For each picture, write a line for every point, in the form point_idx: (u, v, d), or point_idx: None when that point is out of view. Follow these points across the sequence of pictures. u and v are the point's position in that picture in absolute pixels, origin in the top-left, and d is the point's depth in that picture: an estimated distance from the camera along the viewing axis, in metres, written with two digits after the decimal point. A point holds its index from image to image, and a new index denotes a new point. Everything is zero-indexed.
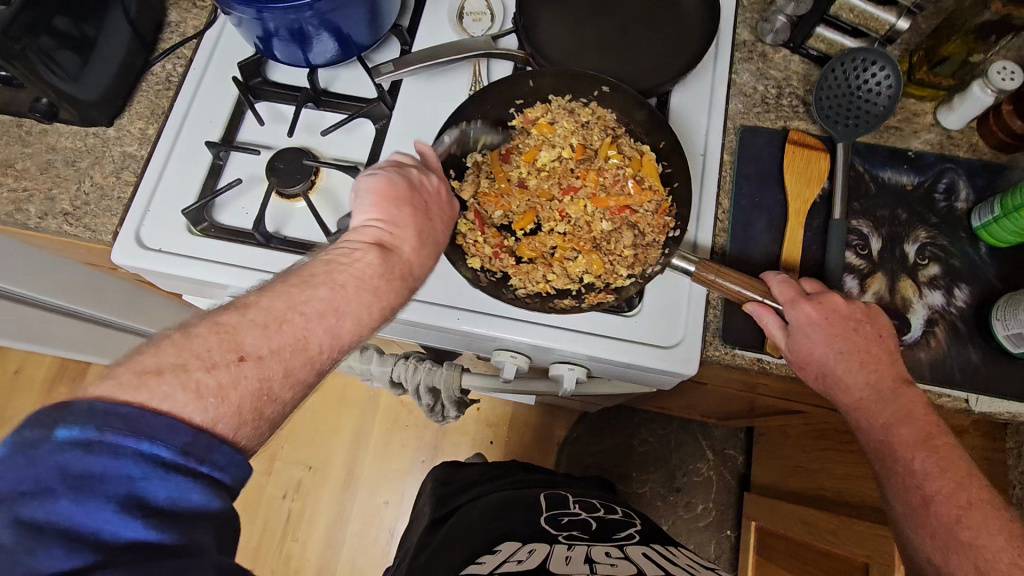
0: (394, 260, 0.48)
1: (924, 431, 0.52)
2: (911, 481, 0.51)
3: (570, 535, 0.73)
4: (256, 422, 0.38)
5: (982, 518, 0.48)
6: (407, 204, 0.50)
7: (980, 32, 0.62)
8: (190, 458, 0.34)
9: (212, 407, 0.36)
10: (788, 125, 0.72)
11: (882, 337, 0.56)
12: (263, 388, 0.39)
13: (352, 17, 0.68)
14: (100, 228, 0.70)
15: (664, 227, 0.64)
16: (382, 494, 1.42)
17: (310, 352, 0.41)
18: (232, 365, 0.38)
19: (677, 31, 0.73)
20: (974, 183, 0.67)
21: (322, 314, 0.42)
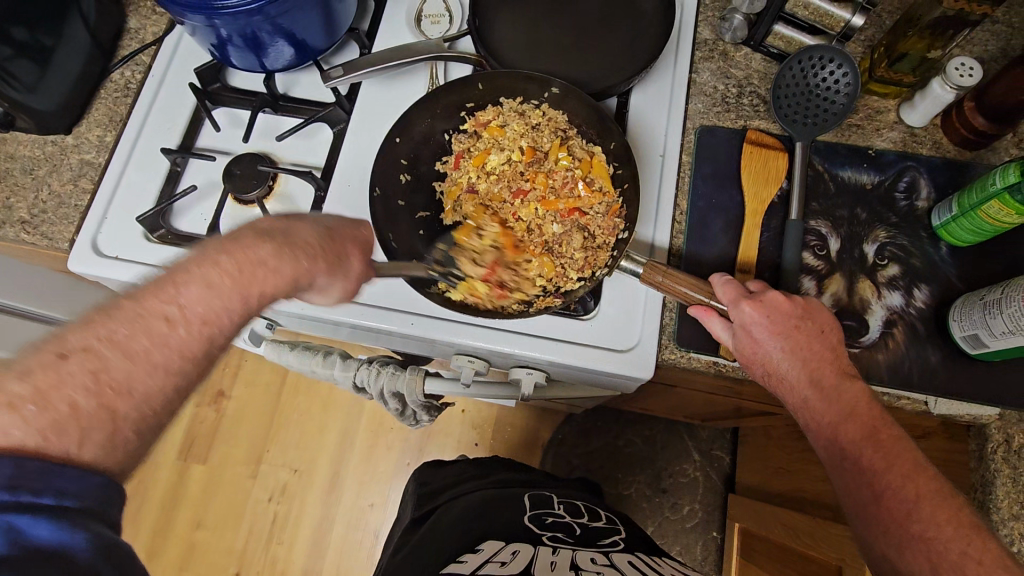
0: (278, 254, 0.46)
1: (868, 427, 0.51)
2: (860, 478, 0.51)
3: (555, 537, 0.72)
4: (111, 422, 0.37)
5: (931, 511, 0.47)
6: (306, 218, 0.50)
7: (935, 28, 0.61)
8: (19, 490, 0.31)
9: (34, 417, 0.34)
10: (748, 124, 0.71)
11: (824, 332, 0.54)
12: (104, 379, 0.37)
13: (304, 21, 0.68)
14: (56, 235, 0.70)
15: (614, 229, 0.63)
16: (368, 497, 1.42)
17: (152, 331, 0.39)
18: (55, 367, 0.36)
19: (635, 30, 0.72)
20: (935, 182, 0.66)
21: (158, 295, 0.40)
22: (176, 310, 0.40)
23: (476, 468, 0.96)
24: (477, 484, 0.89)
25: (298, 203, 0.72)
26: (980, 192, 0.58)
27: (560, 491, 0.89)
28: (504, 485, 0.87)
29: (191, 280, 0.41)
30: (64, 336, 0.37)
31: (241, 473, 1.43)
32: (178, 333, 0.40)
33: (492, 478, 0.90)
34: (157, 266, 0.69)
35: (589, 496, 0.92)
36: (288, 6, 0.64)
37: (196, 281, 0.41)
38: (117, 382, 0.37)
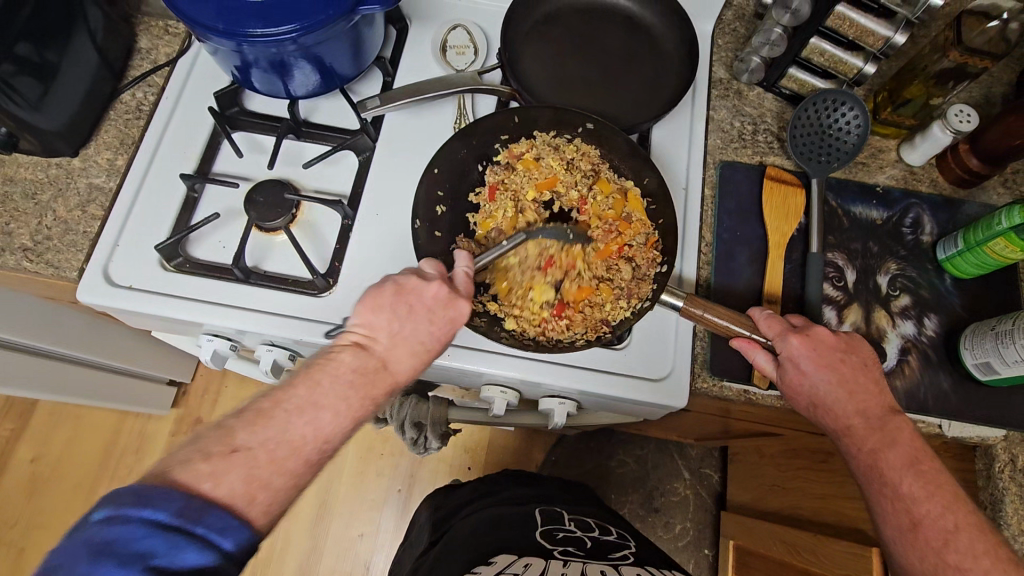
0: (369, 357, 0.51)
1: (911, 455, 0.54)
2: (899, 505, 0.53)
3: (565, 550, 0.68)
4: (250, 502, 0.42)
5: (968, 542, 0.50)
6: (386, 309, 0.53)
7: (939, 77, 0.67)
8: (186, 520, 0.38)
9: (207, 490, 0.40)
10: (765, 160, 0.74)
11: (867, 365, 0.59)
12: (253, 474, 0.42)
13: (335, 50, 0.67)
14: (63, 264, 0.66)
15: (652, 259, 0.66)
16: (358, 526, 1.34)
17: (293, 442, 0.45)
18: (226, 455, 0.42)
19: (657, 68, 0.75)
20: (937, 217, 0.71)
21: (300, 408, 0.46)
22: (312, 426, 0.46)
23: (487, 487, 0.93)
24: (489, 501, 0.86)
25: (323, 231, 0.70)
26: (985, 229, 0.62)
27: (574, 507, 0.84)
28: (514, 501, 0.84)
29: (328, 403, 0.48)
30: (233, 433, 0.44)
31: None
32: (309, 446, 0.46)
33: (501, 496, 0.87)
34: (175, 297, 0.66)
35: (614, 516, 0.86)
36: (324, 37, 0.63)
37: (331, 404, 0.48)
38: (261, 476, 0.43)
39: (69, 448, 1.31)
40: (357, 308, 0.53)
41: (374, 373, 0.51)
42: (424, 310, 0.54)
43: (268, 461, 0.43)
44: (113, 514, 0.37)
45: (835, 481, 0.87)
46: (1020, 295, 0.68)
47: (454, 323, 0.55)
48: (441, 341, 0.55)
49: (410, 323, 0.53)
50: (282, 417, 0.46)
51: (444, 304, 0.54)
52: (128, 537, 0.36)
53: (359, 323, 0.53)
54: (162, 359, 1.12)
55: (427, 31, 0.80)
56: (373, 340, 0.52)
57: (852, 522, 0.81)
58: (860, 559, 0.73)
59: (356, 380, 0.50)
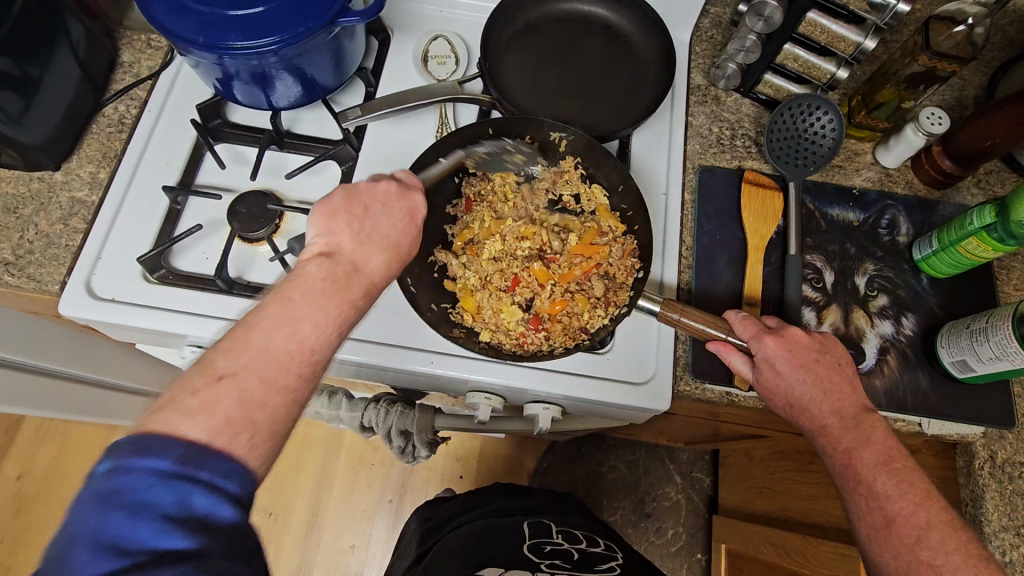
0: (337, 263, 0.47)
1: (884, 454, 0.55)
2: (873, 502, 0.54)
3: (552, 565, 0.68)
4: (251, 430, 0.37)
5: (940, 538, 0.51)
6: (342, 213, 0.49)
7: (910, 82, 0.68)
8: (187, 466, 0.34)
9: (205, 423, 0.36)
10: (743, 164, 0.75)
11: (841, 365, 0.59)
12: (250, 399, 0.38)
13: (317, 62, 0.68)
14: (45, 277, 0.66)
15: (630, 266, 0.67)
16: (349, 538, 1.33)
17: (278, 359, 0.40)
18: (212, 385, 0.38)
19: (635, 76, 0.76)
20: (912, 219, 0.72)
21: (277, 324, 0.41)
22: (294, 339, 0.42)
23: (475, 499, 0.93)
24: (476, 514, 0.86)
25: None
26: (959, 229, 0.64)
27: (563, 518, 0.84)
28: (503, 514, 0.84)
29: (304, 314, 0.43)
30: (213, 361, 0.39)
31: None
32: (297, 357, 0.41)
33: (491, 507, 0.87)
34: (159, 309, 0.66)
35: (604, 527, 0.86)
36: (305, 48, 0.64)
37: (308, 314, 0.43)
38: (256, 399, 0.39)
39: (56, 464, 1.30)
40: (310, 224, 0.49)
41: (347, 274, 0.47)
42: (378, 204, 0.52)
43: (259, 380, 0.39)
44: (115, 465, 0.33)
45: (820, 482, 0.88)
46: (995, 293, 0.69)
47: (413, 212, 0.55)
48: (409, 235, 0.54)
49: (367, 222, 0.51)
50: (261, 338, 0.41)
51: (398, 195, 0.54)
52: (131, 488, 0.32)
53: (317, 237, 0.49)
54: (147, 371, 1.11)
55: (409, 42, 0.81)
56: (337, 247, 0.49)
57: (838, 523, 0.82)
58: (848, 560, 0.74)
59: (328, 286, 0.45)
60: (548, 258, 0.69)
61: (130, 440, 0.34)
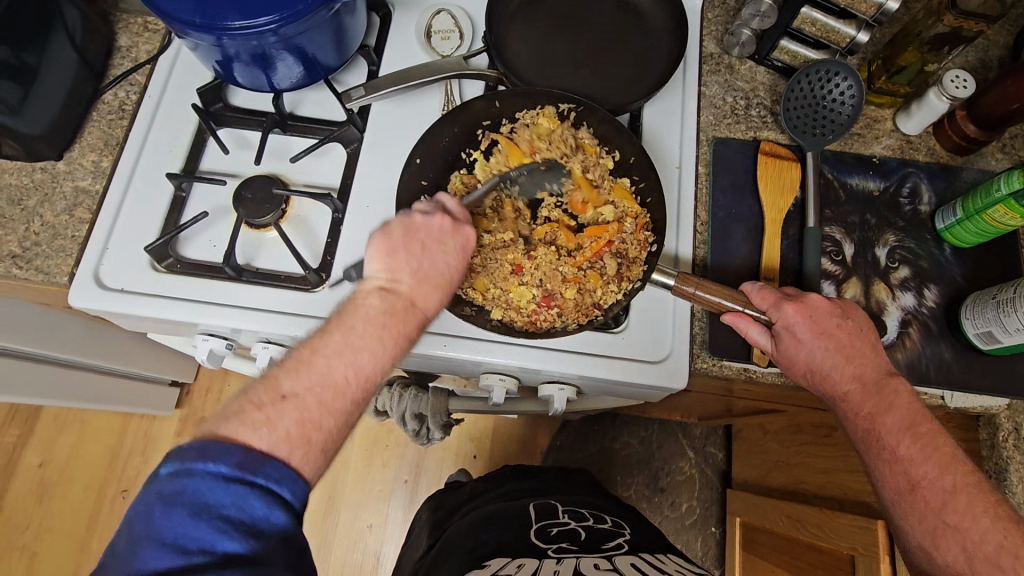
0: (394, 300, 0.52)
1: (908, 419, 0.54)
2: (897, 467, 0.53)
3: (558, 547, 0.68)
4: (307, 446, 0.43)
5: (967, 502, 0.50)
6: (403, 251, 0.53)
7: (934, 43, 0.66)
8: (245, 471, 0.40)
9: (267, 434, 0.42)
10: (758, 135, 0.73)
11: (863, 330, 0.58)
12: (306, 418, 0.44)
13: (317, 40, 0.66)
14: (53, 269, 0.66)
15: (642, 242, 0.65)
16: (365, 518, 1.35)
17: (337, 385, 0.46)
18: (274, 404, 0.44)
19: (646, 46, 0.73)
20: (935, 186, 0.70)
21: (338, 352, 0.47)
22: (352, 365, 0.47)
23: (489, 482, 0.94)
24: (489, 497, 0.87)
25: (314, 226, 0.69)
26: (984, 197, 0.62)
27: (570, 497, 0.84)
28: (512, 497, 0.84)
29: (360, 350, 0.48)
30: (278, 381, 0.45)
31: None
32: (350, 385, 0.47)
33: (504, 491, 0.87)
34: (168, 298, 0.65)
35: (616, 507, 0.86)
36: (305, 27, 0.62)
37: (366, 345, 0.48)
38: (311, 418, 0.44)
39: (75, 451, 1.31)
40: (371, 257, 0.53)
41: (404, 310, 0.52)
42: (436, 241, 0.55)
43: (317, 403, 0.45)
44: (178, 469, 0.39)
45: (833, 456, 0.87)
46: (1021, 261, 0.67)
47: (466, 247, 0.57)
48: (462, 270, 0.57)
49: (428, 258, 0.54)
50: (324, 363, 0.46)
51: (451, 232, 0.56)
52: (194, 490, 0.38)
53: (379, 271, 0.53)
54: (160, 360, 1.11)
55: (411, 18, 0.78)
56: (397, 284, 0.52)
57: (854, 496, 0.81)
58: (867, 531, 0.73)
59: (384, 318, 0.50)
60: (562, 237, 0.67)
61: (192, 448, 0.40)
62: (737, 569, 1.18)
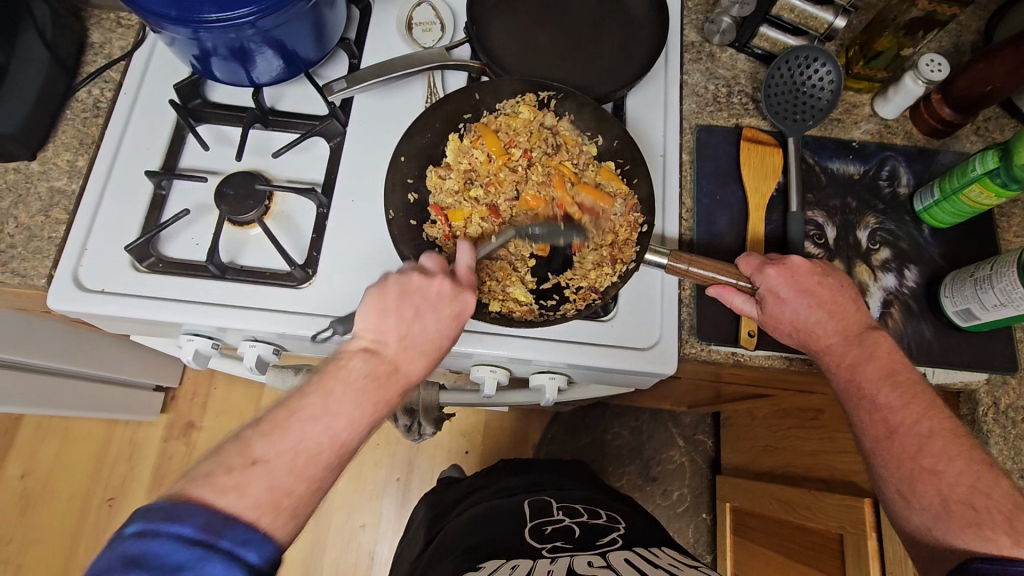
0: (381, 364, 0.53)
1: (888, 367, 0.56)
2: (875, 415, 0.55)
3: (554, 546, 0.67)
4: (278, 510, 0.43)
5: (942, 446, 0.52)
6: (393, 313, 0.54)
7: (909, 28, 0.66)
8: (209, 534, 0.39)
9: (237, 500, 0.42)
10: (740, 122, 0.74)
11: (844, 286, 0.60)
12: (275, 485, 0.44)
13: (297, 34, 0.65)
14: (31, 271, 0.64)
15: (632, 227, 0.65)
16: (359, 517, 1.34)
17: (309, 450, 0.47)
18: (247, 467, 0.44)
19: (628, 35, 0.73)
20: (913, 169, 0.71)
21: (314, 416, 0.48)
22: (327, 431, 0.48)
23: (483, 478, 0.94)
24: (483, 494, 0.86)
25: (299, 221, 0.68)
26: (961, 177, 0.63)
27: (564, 493, 0.84)
28: (506, 493, 0.84)
29: (341, 410, 0.49)
30: (251, 444, 0.45)
31: None
32: (326, 450, 0.48)
33: (498, 487, 0.87)
34: (152, 298, 0.64)
35: (609, 499, 0.86)
36: (284, 18, 0.61)
37: (346, 412, 0.49)
38: (284, 487, 0.44)
39: (58, 461, 1.29)
40: (361, 317, 0.54)
41: (388, 375, 0.53)
42: (432, 308, 0.55)
43: (288, 470, 0.45)
44: (144, 529, 0.38)
45: (819, 438, 0.88)
46: (996, 240, 0.69)
47: (461, 316, 0.57)
48: (451, 337, 0.57)
49: (419, 325, 0.55)
50: (298, 428, 0.47)
51: (449, 298, 0.56)
52: (158, 552, 0.37)
53: (367, 331, 0.54)
54: (144, 364, 1.09)
55: (391, 10, 0.77)
56: (383, 346, 0.54)
57: (839, 475, 0.82)
58: (854, 510, 0.75)
59: (369, 384, 0.51)
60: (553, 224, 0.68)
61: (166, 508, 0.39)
62: (728, 553, 1.19)
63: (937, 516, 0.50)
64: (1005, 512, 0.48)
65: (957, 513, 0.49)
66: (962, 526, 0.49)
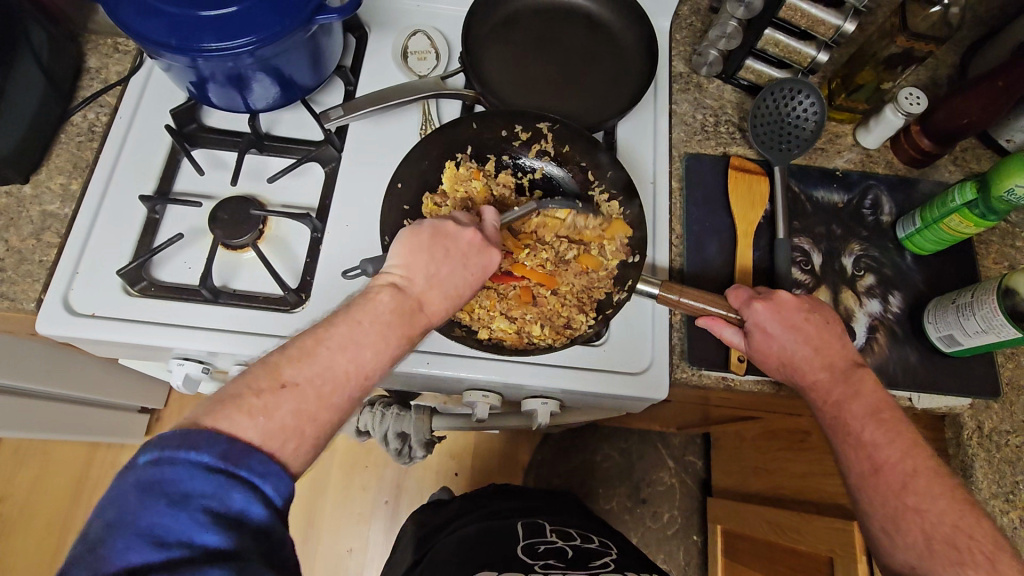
0: (407, 298, 0.52)
1: (873, 405, 0.57)
2: (861, 452, 0.55)
3: (546, 564, 0.67)
4: (301, 439, 0.44)
5: (926, 484, 0.52)
6: (425, 251, 0.53)
7: (889, 63, 0.70)
8: (228, 463, 0.39)
9: (263, 424, 0.42)
10: (728, 150, 0.76)
11: (829, 323, 0.61)
12: (302, 410, 0.44)
13: (294, 62, 0.66)
14: (19, 295, 0.64)
15: (609, 277, 0.67)
16: (346, 542, 1.32)
17: (337, 378, 0.46)
18: (274, 392, 0.44)
19: (618, 66, 0.75)
20: (895, 198, 0.74)
21: (342, 346, 0.47)
22: (354, 361, 0.47)
23: (471, 502, 0.92)
24: (471, 517, 0.85)
25: (293, 246, 0.69)
26: (941, 207, 0.65)
27: (557, 517, 0.83)
28: (496, 516, 0.83)
29: (369, 342, 0.48)
30: (279, 368, 0.45)
31: None
32: None
33: (487, 510, 0.86)
34: (142, 322, 0.64)
35: (599, 524, 0.86)
36: (282, 48, 0.62)
37: (370, 339, 0.48)
38: (309, 413, 0.44)
39: (37, 485, 1.25)
40: (396, 251, 0.53)
41: (414, 312, 0.52)
42: (460, 253, 0.55)
43: (316, 396, 0.45)
44: (159, 457, 0.38)
45: (807, 460, 0.89)
46: (976, 267, 0.70)
47: (486, 270, 0.56)
48: (475, 288, 0.56)
49: (448, 266, 0.54)
50: (327, 354, 0.46)
51: (479, 250, 0.56)
52: (175, 478, 0.37)
53: (399, 267, 0.53)
54: (130, 386, 1.08)
55: (386, 38, 0.79)
56: (411, 283, 0.53)
57: (829, 497, 0.82)
58: (843, 534, 0.75)
59: (393, 318, 0.50)
60: (549, 263, 0.68)
61: (190, 433, 0.39)
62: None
63: (921, 554, 0.51)
64: (986, 553, 0.49)
65: (939, 552, 0.50)
66: (946, 564, 0.49)
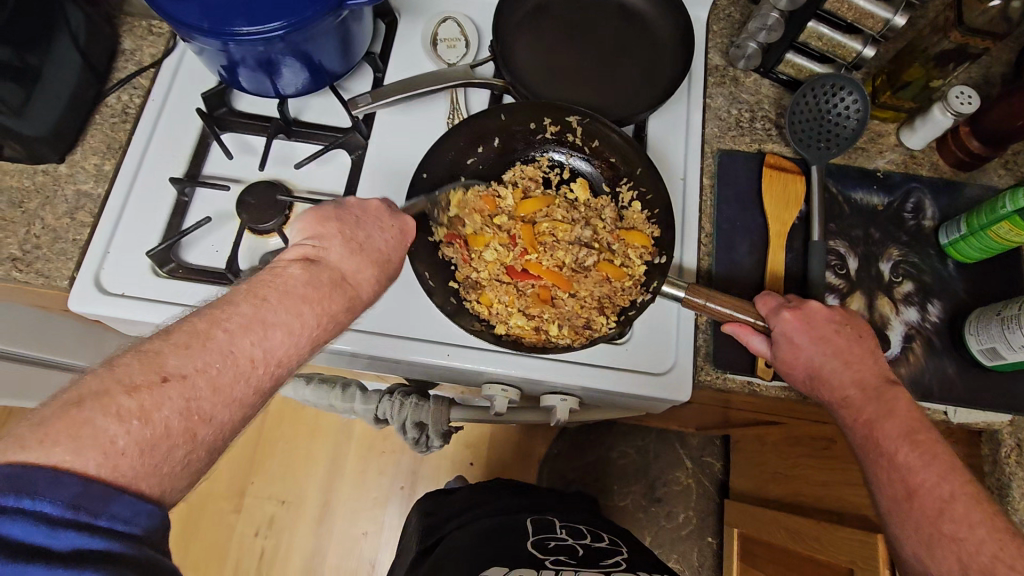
0: (320, 270, 0.48)
1: (907, 425, 0.54)
2: (894, 474, 0.53)
3: (557, 560, 0.67)
4: (193, 442, 0.37)
5: (964, 510, 0.49)
6: (333, 219, 0.51)
7: (940, 59, 0.66)
8: (81, 511, 0.31)
9: (137, 431, 0.35)
10: (763, 147, 0.73)
11: (862, 337, 0.59)
12: (196, 405, 0.37)
13: (325, 47, 0.66)
14: (54, 273, 0.65)
15: (634, 284, 0.65)
16: (362, 525, 1.34)
17: (240, 367, 0.40)
18: (155, 387, 0.36)
19: (652, 58, 0.73)
20: (939, 202, 0.70)
21: (247, 326, 0.41)
22: (262, 347, 0.42)
23: (478, 494, 0.92)
24: (477, 513, 0.84)
25: None
26: (989, 213, 0.62)
27: (568, 514, 0.83)
28: (505, 512, 0.83)
29: (279, 320, 0.43)
30: (162, 358, 0.38)
31: (223, 508, 1.34)
32: None
33: (489, 505, 0.85)
34: (169, 303, 0.65)
35: (609, 523, 0.85)
36: (312, 34, 0.62)
37: (283, 321, 0.43)
38: (208, 406, 0.38)
39: None
40: (300, 227, 0.51)
41: (333, 280, 0.48)
42: (371, 221, 0.53)
43: (212, 386, 0.38)
44: None
45: (831, 469, 0.87)
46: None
47: (404, 234, 0.55)
48: (397, 252, 0.54)
49: (358, 233, 0.52)
50: (226, 339, 0.40)
51: (388, 214, 0.55)
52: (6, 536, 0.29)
53: (305, 238, 0.50)
54: None
55: (417, 25, 0.78)
56: (320, 253, 0.49)
57: (852, 507, 0.80)
58: (866, 545, 0.72)
59: (308, 292, 0.45)
60: (570, 262, 0.67)
61: (11, 473, 0.30)
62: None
63: None
64: None
65: None
66: None
